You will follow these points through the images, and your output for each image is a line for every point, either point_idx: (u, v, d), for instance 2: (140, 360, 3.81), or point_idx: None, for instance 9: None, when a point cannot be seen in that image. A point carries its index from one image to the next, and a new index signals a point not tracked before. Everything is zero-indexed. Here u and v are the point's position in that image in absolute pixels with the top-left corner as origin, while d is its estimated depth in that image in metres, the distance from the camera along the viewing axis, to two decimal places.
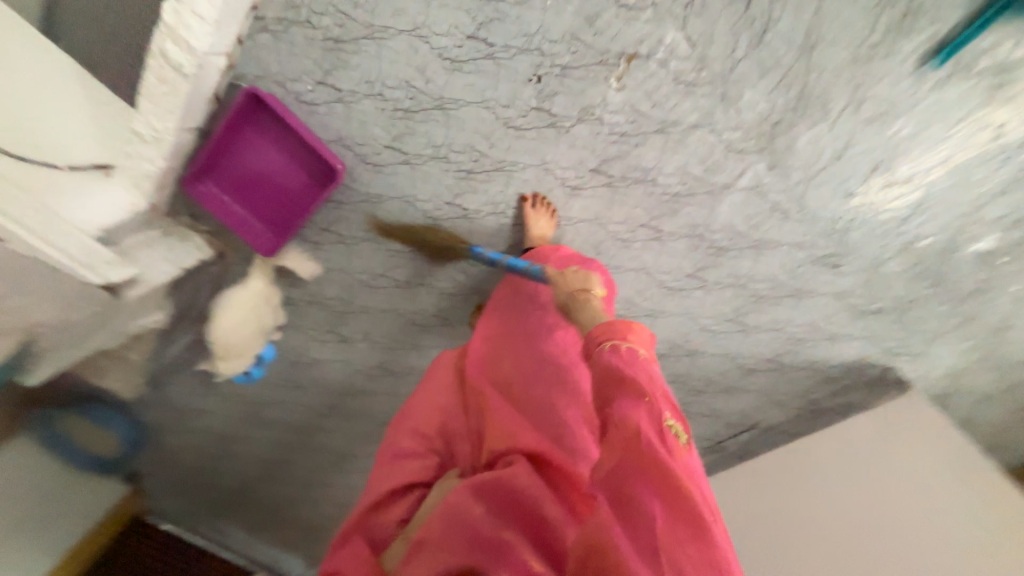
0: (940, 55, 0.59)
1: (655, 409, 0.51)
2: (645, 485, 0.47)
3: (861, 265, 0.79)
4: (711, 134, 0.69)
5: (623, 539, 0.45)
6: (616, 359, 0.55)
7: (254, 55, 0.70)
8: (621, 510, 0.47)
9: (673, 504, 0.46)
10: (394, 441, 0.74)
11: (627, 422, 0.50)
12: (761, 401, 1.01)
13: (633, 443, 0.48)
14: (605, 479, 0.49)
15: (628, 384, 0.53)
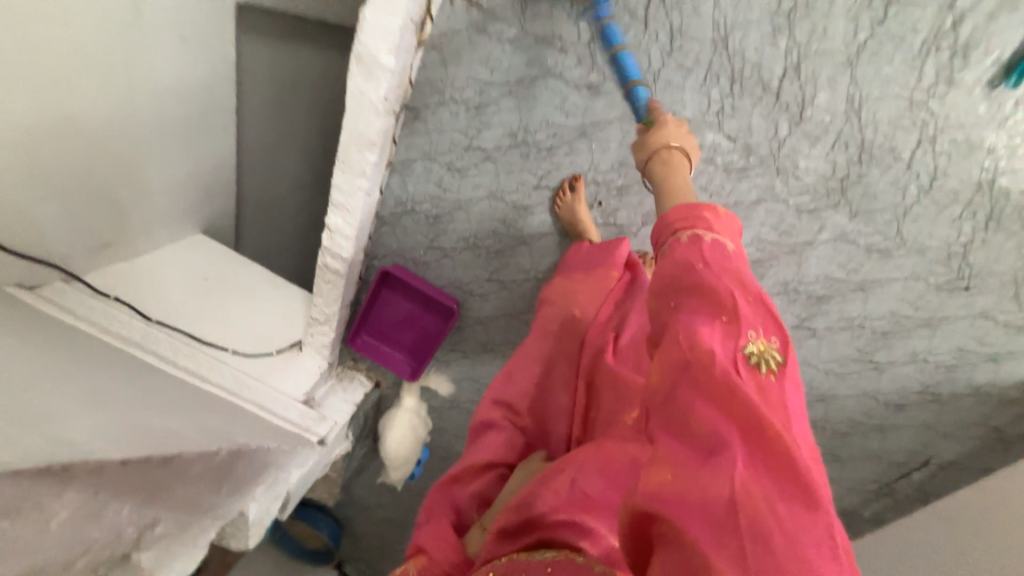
0: (1013, 74, 0.57)
1: (736, 319, 0.38)
2: (722, 413, 0.35)
3: (1002, 281, 0.71)
4: (777, 203, 0.72)
5: (688, 482, 0.34)
6: (699, 247, 0.44)
7: (380, 241, 0.92)
8: (686, 445, 0.36)
9: (765, 443, 0.34)
10: (483, 409, 0.70)
11: (695, 335, 0.38)
12: (928, 437, 0.88)
13: (703, 359, 0.37)
14: (668, 406, 0.37)
15: (697, 287, 0.41)
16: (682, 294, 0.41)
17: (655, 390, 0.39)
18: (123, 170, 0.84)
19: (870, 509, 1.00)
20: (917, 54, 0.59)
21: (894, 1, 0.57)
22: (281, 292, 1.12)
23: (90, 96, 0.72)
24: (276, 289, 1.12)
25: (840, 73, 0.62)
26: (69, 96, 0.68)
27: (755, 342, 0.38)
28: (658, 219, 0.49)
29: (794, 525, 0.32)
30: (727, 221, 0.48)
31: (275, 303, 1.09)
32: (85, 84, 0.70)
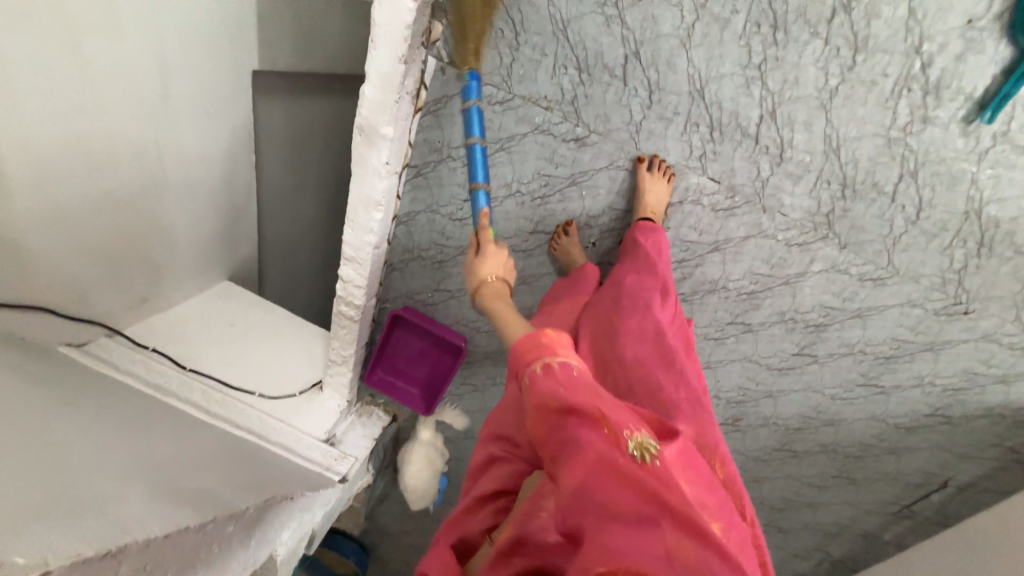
0: (987, 111, 0.59)
1: (610, 422, 0.44)
2: (634, 492, 0.40)
3: (1002, 305, 0.71)
4: (766, 239, 0.74)
5: (628, 553, 0.38)
6: (558, 381, 0.48)
7: (391, 285, 0.98)
8: (618, 521, 0.40)
9: (678, 512, 0.39)
10: (485, 442, 0.72)
11: (586, 444, 0.43)
12: (945, 458, 0.87)
13: (602, 458, 0.42)
14: (582, 500, 0.41)
15: (574, 406, 0.45)
16: (556, 413, 0.45)
17: (569, 491, 0.42)
18: (154, 233, 0.92)
19: (891, 531, 0.98)
20: (889, 96, 0.61)
21: (863, 49, 0.59)
22: (302, 331, 1.18)
23: (122, 174, 0.80)
24: (297, 328, 1.19)
25: (815, 116, 0.64)
26: (105, 178, 0.77)
27: (636, 437, 0.43)
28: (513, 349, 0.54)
29: (718, 571, 0.37)
30: (562, 341, 0.53)
31: (297, 343, 1.16)
32: (118, 166, 0.78)
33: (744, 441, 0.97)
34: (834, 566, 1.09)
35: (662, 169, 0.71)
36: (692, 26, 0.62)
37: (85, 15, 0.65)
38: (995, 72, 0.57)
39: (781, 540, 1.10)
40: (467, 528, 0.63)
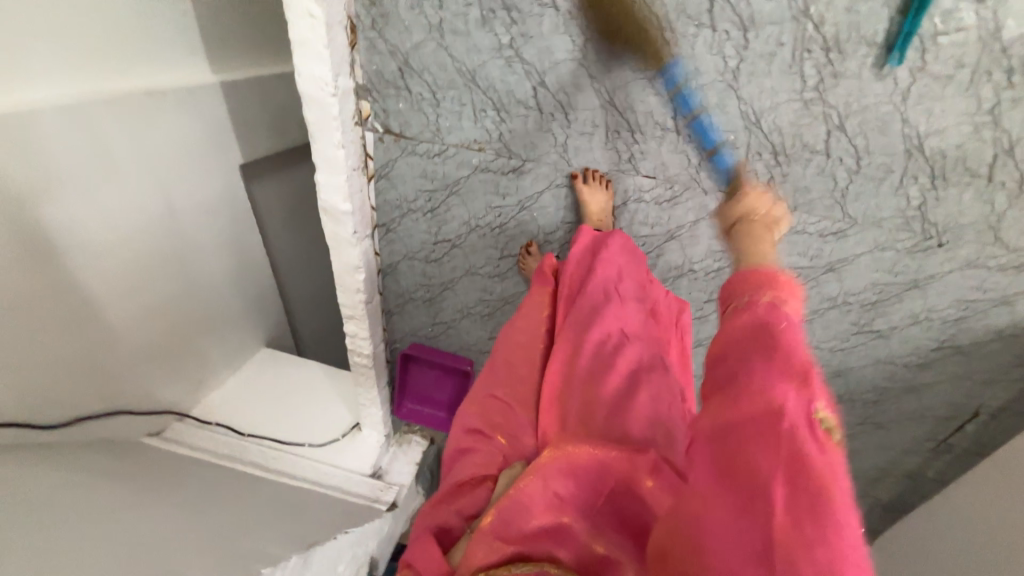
0: (895, 51, 0.58)
1: (802, 373, 0.39)
2: (777, 463, 0.35)
3: (976, 230, 0.68)
4: (716, 218, 0.76)
5: (732, 530, 0.35)
6: (764, 317, 0.45)
7: (396, 328, 1.08)
8: (733, 489, 0.37)
9: (817, 499, 0.33)
10: (457, 432, 0.68)
11: (761, 387, 0.39)
12: (967, 388, 0.84)
13: (770, 409, 0.38)
14: (726, 438, 0.39)
15: (776, 352, 0.41)
16: (756, 351, 0.42)
17: (715, 428, 0.41)
18: (195, 324, 1.11)
19: (932, 467, 0.96)
20: (791, 61, 0.61)
21: (751, 26, 0.60)
22: (340, 382, 1.34)
23: (158, 288, 0.99)
24: (335, 380, 1.34)
25: (726, 97, 0.65)
26: (144, 295, 0.96)
27: (821, 409, 0.38)
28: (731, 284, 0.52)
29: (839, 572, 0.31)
30: (790, 289, 0.50)
31: (337, 393, 1.31)
32: (153, 282, 0.98)
33: None
34: (887, 509, 1.07)
35: (597, 178, 0.76)
36: (585, 47, 0.66)
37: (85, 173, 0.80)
38: (891, 14, 0.56)
39: None
40: (439, 516, 0.57)
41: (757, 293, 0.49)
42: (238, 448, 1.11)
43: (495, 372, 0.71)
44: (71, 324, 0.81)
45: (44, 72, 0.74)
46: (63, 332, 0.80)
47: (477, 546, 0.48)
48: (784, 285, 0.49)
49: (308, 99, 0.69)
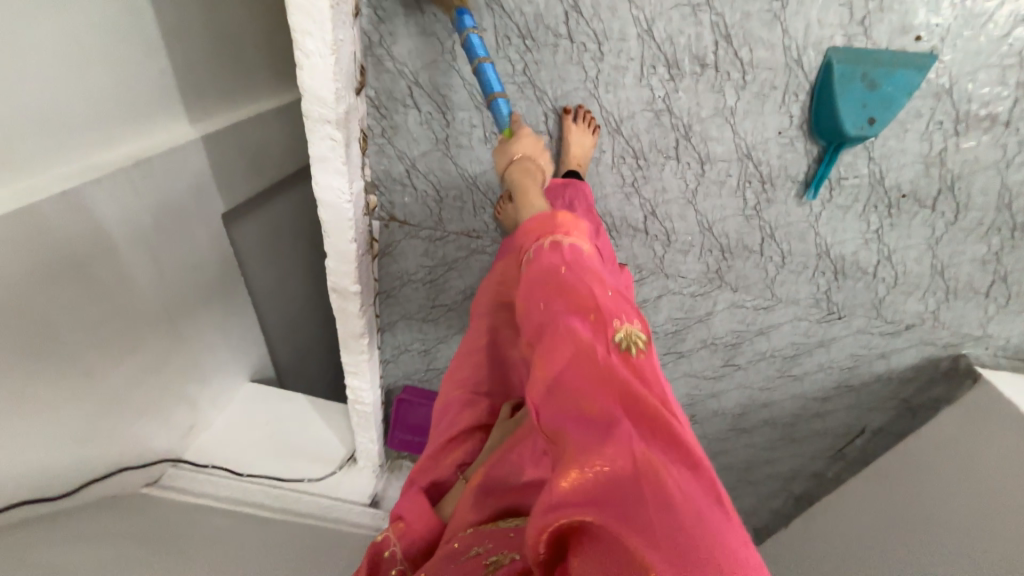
0: (810, 188, 0.74)
1: (604, 312, 0.46)
2: (609, 397, 0.40)
3: (865, 309, 0.89)
4: (675, 294, 0.91)
5: (599, 458, 0.37)
6: (558, 256, 0.52)
7: (390, 372, 1.17)
8: (584, 428, 0.39)
9: (649, 418, 0.40)
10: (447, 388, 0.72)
11: (572, 331, 0.45)
12: (857, 413, 1.08)
13: (583, 350, 0.44)
14: (558, 393, 0.42)
15: (570, 293, 0.48)
16: (552, 295, 0.48)
17: (543, 384, 0.43)
18: (183, 372, 1.11)
19: (831, 469, 1.22)
20: (736, 188, 0.77)
21: (707, 162, 0.74)
22: (333, 413, 1.43)
23: (150, 342, 0.99)
24: (329, 412, 1.43)
25: (685, 209, 0.80)
26: (137, 351, 0.96)
27: (622, 328, 0.46)
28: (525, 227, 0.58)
29: (685, 483, 0.36)
30: (578, 224, 0.57)
31: (330, 424, 1.41)
32: (144, 337, 0.97)
33: (703, 428, 1.19)
34: (797, 501, 1.33)
35: (587, 120, 0.71)
36: None
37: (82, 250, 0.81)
38: (809, 161, 0.72)
39: (753, 490, 1.34)
40: (439, 476, 0.67)
41: (545, 236, 0.55)
42: (239, 491, 1.16)
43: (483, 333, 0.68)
44: (73, 394, 0.83)
45: (25, 162, 0.74)
46: (65, 407, 0.82)
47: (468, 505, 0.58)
48: (567, 222, 0.55)
49: (325, 203, 0.75)
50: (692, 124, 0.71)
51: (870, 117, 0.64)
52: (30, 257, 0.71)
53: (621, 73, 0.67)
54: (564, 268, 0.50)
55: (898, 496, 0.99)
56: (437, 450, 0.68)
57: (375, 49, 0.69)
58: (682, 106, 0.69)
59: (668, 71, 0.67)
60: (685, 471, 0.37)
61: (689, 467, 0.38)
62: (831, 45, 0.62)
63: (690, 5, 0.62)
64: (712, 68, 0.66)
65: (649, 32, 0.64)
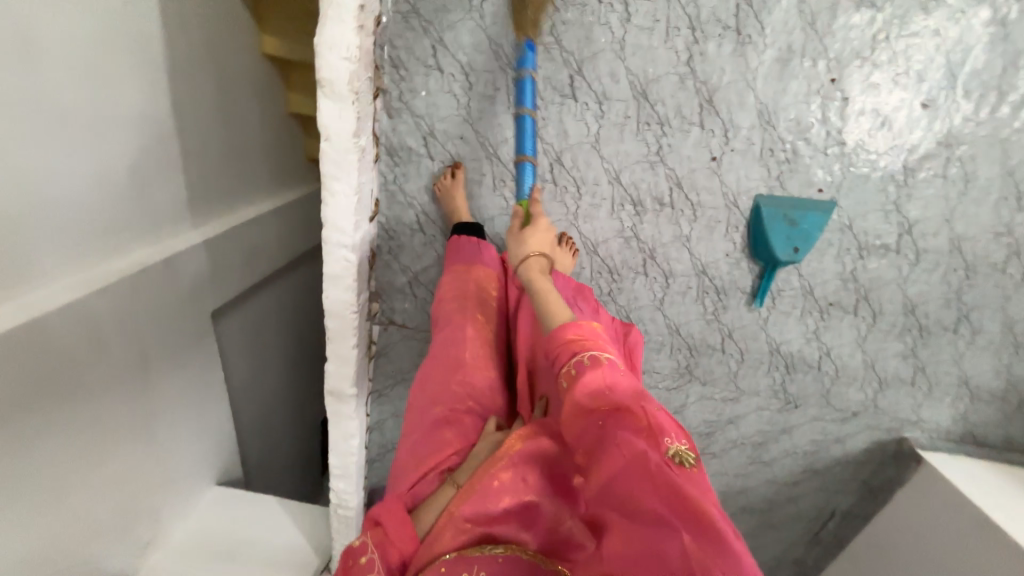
0: (756, 298, 0.88)
1: (655, 425, 0.48)
2: (656, 497, 0.44)
3: (816, 398, 1.00)
4: (651, 388, 1.00)
5: (641, 546, 0.44)
6: (606, 371, 0.53)
7: (375, 471, 1.15)
8: (636, 525, 0.45)
9: (700, 523, 0.42)
10: (426, 409, 0.72)
11: (624, 443, 0.47)
12: (824, 495, 1.15)
13: (635, 458, 0.46)
14: (611, 494, 0.47)
15: (622, 407, 0.50)
16: (608, 416, 0.49)
17: (598, 485, 0.48)
18: (150, 480, 1.04)
19: (811, 555, 1.24)
20: (696, 297, 0.89)
21: (670, 276, 0.87)
22: (307, 517, 1.33)
23: (123, 450, 0.94)
24: (304, 515, 1.33)
25: (655, 314, 0.91)
26: (109, 460, 0.91)
27: (672, 445, 0.47)
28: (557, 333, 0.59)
29: (732, 567, 0.41)
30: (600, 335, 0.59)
31: (304, 529, 1.30)
32: (117, 445, 0.93)
33: None
34: None
35: (569, 245, 0.82)
36: None
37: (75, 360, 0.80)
38: (753, 275, 0.87)
39: None
40: (415, 489, 0.63)
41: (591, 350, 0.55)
42: None
43: (455, 367, 0.74)
44: (29, 516, 0.76)
45: (36, 274, 0.76)
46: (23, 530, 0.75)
47: (449, 533, 0.54)
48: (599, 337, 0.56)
49: (332, 313, 0.82)
50: (656, 247, 0.85)
51: (795, 247, 0.80)
52: (22, 368, 0.71)
53: (596, 208, 0.81)
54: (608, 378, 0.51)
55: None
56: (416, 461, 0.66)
57: (388, 186, 0.80)
58: (647, 233, 0.83)
59: (634, 208, 0.81)
60: (737, 568, 0.41)
61: (742, 565, 0.41)
62: (758, 192, 0.79)
63: (648, 161, 0.77)
64: (669, 206, 0.81)
65: (617, 180, 0.79)
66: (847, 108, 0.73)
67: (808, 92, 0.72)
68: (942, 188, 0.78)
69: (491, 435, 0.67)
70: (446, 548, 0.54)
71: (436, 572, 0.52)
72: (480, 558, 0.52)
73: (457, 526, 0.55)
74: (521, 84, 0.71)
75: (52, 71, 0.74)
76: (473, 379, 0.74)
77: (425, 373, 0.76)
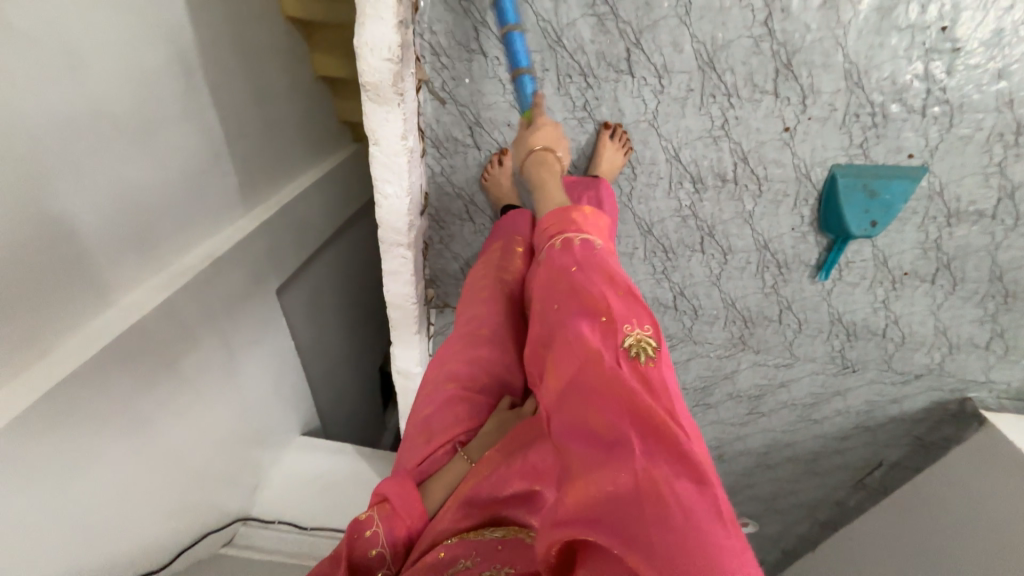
0: (821, 272, 0.84)
1: (615, 320, 0.49)
2: (618, 410, 0.42)
3: (876, 363, 0.98)
4: (703, 356, 1.01)
5: (604, 477, 0.40)
6: (572, 274, 0.55)
7: None
8: (596, 450, 0.42)
9: (654, 431, 0.41)
10: (439, 384, 0.68)
11: (583, 340, 0.48)
12: (874, 447, 1.17)
13: (592, 359, 0.47)
14: (569, 399, 0.46)
15: (582, 299, 0.52)
16: (568, 300, 0.53)
17: (558, 388, 0.47)
18: (253, 441, 1.20)
19: (853, 497, 1.30)
20: (755, 272, 0.86)
21: (729, 252, 0.84)
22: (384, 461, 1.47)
23: (229, 421, 1.08)
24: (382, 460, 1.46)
25: (710, 288, 0.90)
26: (219, 429, 1.05)
27: (633, 337, 0.48)
28: (549, 221, 0.62)
29: (693, 501, 0.38)
30: (595, 223, 0.61)
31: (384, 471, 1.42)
32: (223, 416, 1.06)
33: (731, 465, 1.29)
34: (822, 526, 1.41)
35: (622, 138, 0.71)
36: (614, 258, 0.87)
37: (178, 354, 0.89)
38: (820, 249, 0.82)
39: (779, 516, 1.43)
40: (422, 464, 0.61)
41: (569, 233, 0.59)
42: (306, 546, 1.16)
43: (467, 342, 0.69)
44: (169, 480, 0.90)
45: (123, 283, 0.80)
46: (168, 491, 0.90)
47: (452, 512, 0.54)
48: (585, 220, 0.60)
49: (394, 305, 0.87)
50: (715, 225, 0.81)
51: (872, 220, 0.74)
52: (134, 370, 0.79)
53: (652, 188, 0.77)
54: (574, 270, 0.54)
55: (908, 522, 1.08)
56: (422, 435, 0.64)
57: (436, 179, 0.79)
58: (706, 211, 0.79)
59: (693, 185, 0.76)
60: (693, 502, 0.38)
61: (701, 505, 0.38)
62: (835, 161, 0.72)
63: (711, 137, 0.71)
64: (732, 183, 0.76)
65: (676, 157, 0.74)
66: (957, 61, 0.62)
67: (910, 46, 0.62)
68: None
69: (503, 413, 0.63)
70: (449, 527, 0.54)
71: (436, 556, 0.50)
72: (479, 543, 0.50)
73: (461, 508, 0.54)
74: (509, 41, 0.65)
75: (101, 78, 0.72)
76: (484, 354, 0.68)
77: (443, 350, 0.72)
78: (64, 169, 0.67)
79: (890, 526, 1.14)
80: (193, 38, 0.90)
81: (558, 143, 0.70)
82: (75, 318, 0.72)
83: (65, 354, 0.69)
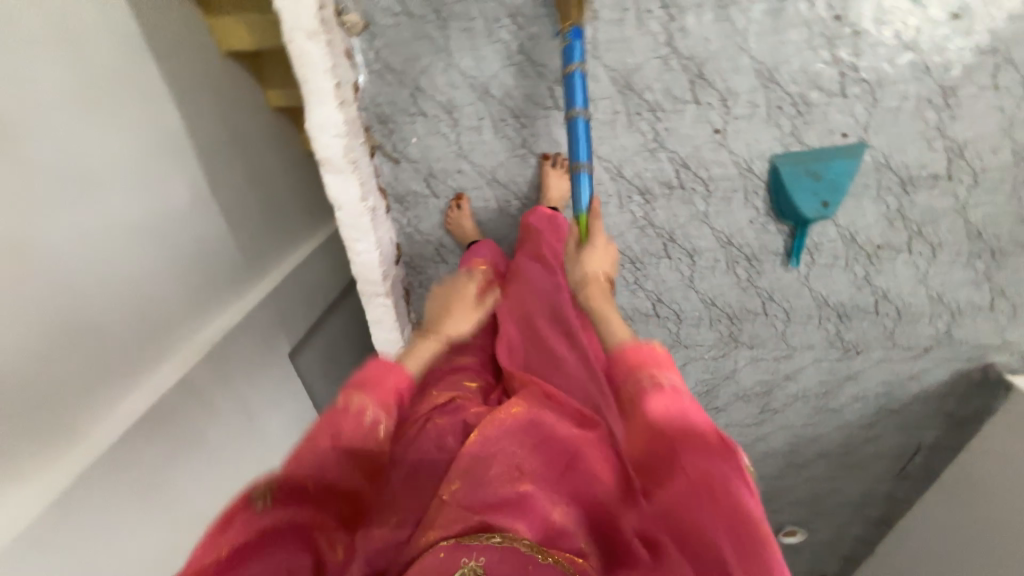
0: (791, 259, 0.85)
1: (720, 450, 0.45)
2: (726, 537, 0.42)
3: (879, 342, 0.96)
4: (697, 359, 1.00)
5: None
6: (669, 395, 0.49)
7: None
8: (692, 561, 0.43)
9: (749, 557, 0.40)
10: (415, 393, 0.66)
11: (700, 471, 0.44)
12: (906, 431, 1.10)
13: (704, 486, 0.43)
14: (670, 521, 0.45)
15: (688, 426, 0.47)
16: (661, 428, 0.47)
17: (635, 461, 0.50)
18: None
19: (901, 489, 1.21)
20: (727, 269, 0.87)
21: (695, 254, 0.86)
22: None
23: None
24: None
25: (687, 291, 0.91)
26: None
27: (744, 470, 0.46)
28: (616, 350, 0.54)
29: None
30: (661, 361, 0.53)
31: None
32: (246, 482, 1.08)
33: (759, 469, 1.23)
34: (877, 526, 1.30)
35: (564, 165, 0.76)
36: None
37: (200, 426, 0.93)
38: (784, 236, 0.83)
39: (827, 521, 1.33)
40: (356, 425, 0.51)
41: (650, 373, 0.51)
42: None
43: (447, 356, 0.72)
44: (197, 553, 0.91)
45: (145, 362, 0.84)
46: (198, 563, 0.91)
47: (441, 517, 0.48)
48: (660, 359, 0.52)
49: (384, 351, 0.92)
50: (674, 230, 0.83)
51: (823, 201, 0.75)
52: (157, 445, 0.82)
53: (605, 206, 0.81)
54: (663, 381, 0.49)
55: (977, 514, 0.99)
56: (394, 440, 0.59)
57: (405, 229, 0.85)
58: (662, 218, 0.82)
59: (643, 197, 0.80)
60: None
61: None
62: (774, 151, 0.74)
63: (648, 150, 0.75)
64: (679, 188, 0.79)
65: (620, 174, 0.78)
66: (861, 43, 0.67)
67: (811, 39, 0.66)
68: (994, 100, 0.69)
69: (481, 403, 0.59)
70: (439, 536, 0.46)
71: (434, 560, 0.43)
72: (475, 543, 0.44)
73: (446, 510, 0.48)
74: (572, 124, 0.66)
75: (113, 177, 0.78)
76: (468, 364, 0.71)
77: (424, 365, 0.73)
78: (69, 284, 0.70)
79: (956, 521, 1.04)
80: (193, 127, 0.93)
81: (608, 266, 0.65)
82: (98, 409, 0.76)
83: (88, 450, 0.73)
